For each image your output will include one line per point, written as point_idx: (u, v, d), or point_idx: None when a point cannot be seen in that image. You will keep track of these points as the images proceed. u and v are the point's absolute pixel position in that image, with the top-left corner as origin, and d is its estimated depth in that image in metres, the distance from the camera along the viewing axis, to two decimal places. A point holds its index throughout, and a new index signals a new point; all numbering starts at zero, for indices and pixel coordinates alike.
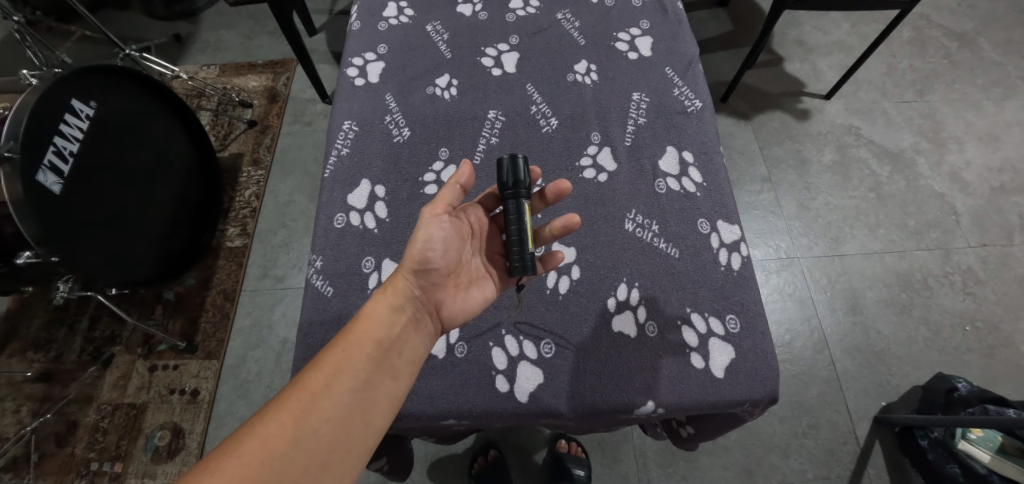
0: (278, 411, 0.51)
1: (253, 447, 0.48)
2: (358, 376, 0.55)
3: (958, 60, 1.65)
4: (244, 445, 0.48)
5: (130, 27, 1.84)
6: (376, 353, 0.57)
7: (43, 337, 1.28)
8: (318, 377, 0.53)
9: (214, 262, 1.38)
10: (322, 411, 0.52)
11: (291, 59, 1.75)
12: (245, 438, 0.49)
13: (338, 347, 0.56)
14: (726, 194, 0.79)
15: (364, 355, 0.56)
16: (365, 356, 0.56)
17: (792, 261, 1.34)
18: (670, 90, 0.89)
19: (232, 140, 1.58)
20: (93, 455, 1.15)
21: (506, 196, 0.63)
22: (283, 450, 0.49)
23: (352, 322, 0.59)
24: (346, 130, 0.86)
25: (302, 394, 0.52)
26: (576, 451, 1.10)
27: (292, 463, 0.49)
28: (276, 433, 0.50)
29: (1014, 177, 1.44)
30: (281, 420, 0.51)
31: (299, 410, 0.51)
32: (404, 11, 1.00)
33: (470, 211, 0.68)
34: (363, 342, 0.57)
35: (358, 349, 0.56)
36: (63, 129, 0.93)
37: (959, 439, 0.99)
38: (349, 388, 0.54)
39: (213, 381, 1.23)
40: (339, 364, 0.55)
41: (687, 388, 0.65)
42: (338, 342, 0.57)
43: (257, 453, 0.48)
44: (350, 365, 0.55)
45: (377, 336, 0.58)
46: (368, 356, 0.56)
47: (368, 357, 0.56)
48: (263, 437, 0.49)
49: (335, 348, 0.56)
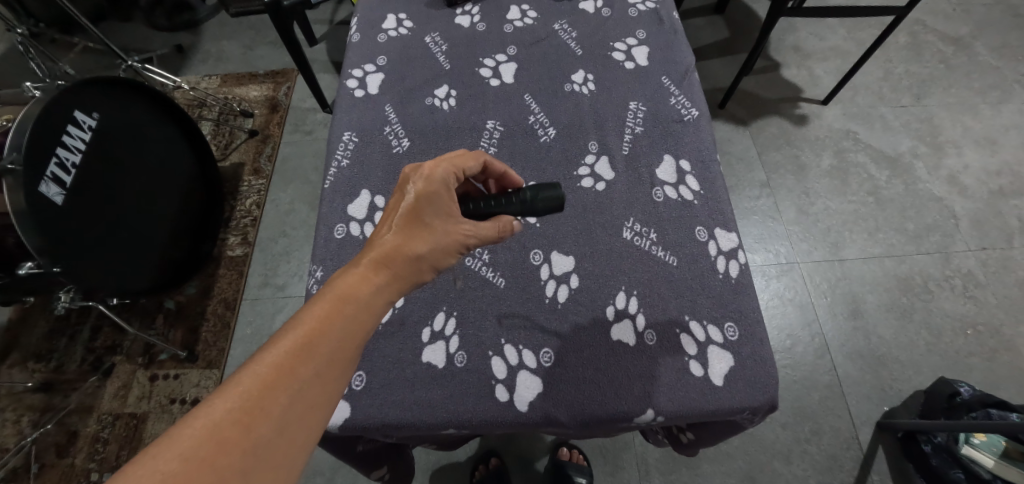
0: (228, 398, 0.35)
1: (188, 446, 0.33)
2: (344, 349, 0.41)
3: (953, 64, 1.67)
4: (178, 440, 0.33)
5: (133, 39, 1.86)
6: (367, 322, 0.44)
7: (44, 347, 1.28)
8: (306, 338, 0.40)
9: (215, 271, 1.39)
10: (297, 391, 0.38)
11: (291, 69, 1.77)
12: (175, 440, 0.33)
13: (311, 315, 0.41)
14: (724, 202, 0.80)
15: (347, 323, 0.42)
16: (353, 323, 0.43)
17: (792, 266, 1.35)
18: (667, 99, 0.89)
19: (233, 150, 1.59)
20: (93, 466, 1.15)
21: (522, 200, 0.59)
22: (237, 450, 0.34)
23: (343, 281, 0.44)
24: (346, 141, 0.87)
25: (267, 375, 0.37)
26: (577, 459, 1.10)
27: (254, 471, 0.34)
28: (225, 429, 0.34)
29: (1012, 180, 1.44)
30: (233, 403, 0.35)
31: (259, 398, 0.36)
32: (403, 23, 1.01)
33: (444, 186, 0.54)
34: (344, 306, 0.43)
35: (353, 312, 0.43)
36: (67, 141, 0.95)
37: (962, 443, 0.98)
38: (329, 362, 0.40)
39: (214, 390, 1.23)
40: (315, 337, 0.40)
41: (686, 396, 0.64)
42: (331, 301, 0.42)
43: (223, 429, 0.34)
44: (333, 333, 0.41)
45: (365, 300, 0.44)
46: (354, 325, 0.43)
47: (355, 327, 0.43)
48: (205, 436, 0.34)
49: (305, 315, 0.41)
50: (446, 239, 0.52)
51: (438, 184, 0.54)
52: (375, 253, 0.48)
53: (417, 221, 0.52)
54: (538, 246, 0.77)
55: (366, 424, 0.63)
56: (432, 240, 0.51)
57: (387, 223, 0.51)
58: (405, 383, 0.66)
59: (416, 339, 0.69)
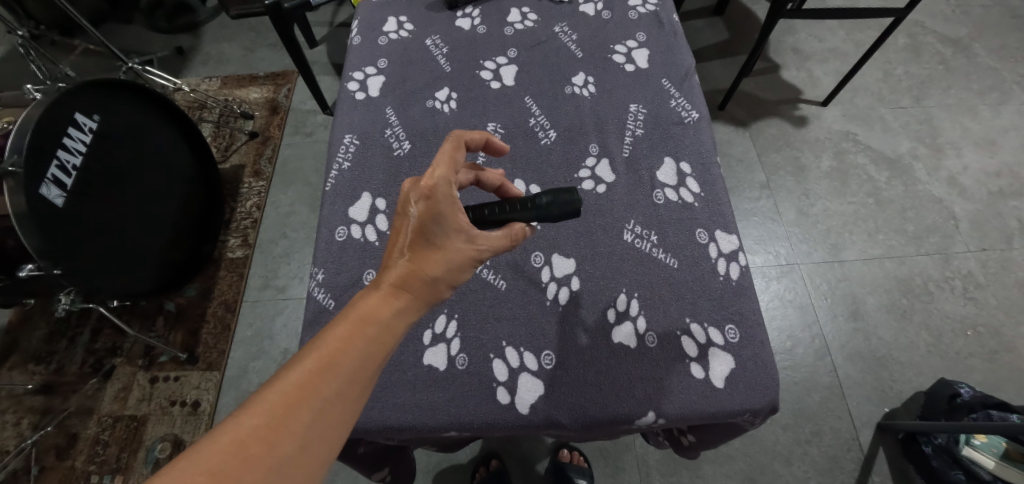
0: (252, 416, 0.37)
1: (212, 462, 0.34)
2: (364, 370, 0.42)
3: (952, 66, 1.67)
4: (204, 455, 0.35)
5: (133, 41, 1.86)
6: (387, 344, 0.44)
7: (44, 349, 1.28)
8: (326, 358, 0.40)
9: (215, 273, 1.39)
10: (318, 411, 0.39)
11: (292, 71, 1.77)
12: (202, 455, 0.35)
13: (334, 335, 0.42)
14: (725, 204, 0.80)
15: (368, 344, 0.43)
16: (374, 345, 0.43)
17: (792, 267, 1.35)
18: (667, 101, 0.90)
19: (233, 152, 1.59)
20: (93, 468, 1.15)
21: (538, 206, 0.59)
22: (260, 466, 0.36)
23: (363, 301, 0.45)
24: (347, 143, 0.87)
25: (290, 393, 0.38)
26: (578, 460, 1.10)
27: None
28: (249, 445, 0.36)
29: (1012, 181, 1.44)
30: (256, 420, 0.37)
31: (282, 416, 0.37)
32: (404, 25, 1.01)
33: (448, 199, 0.49)
34: (365, 327, 0.43)
35: (372, 334, 0.43)
36: (67, 143, 0.95)
37: (963, 445, 0.98)
38: (349, 383, 0.41)
39: (215, 392, 1.23)
40: (337, 357, 0.41)
41: (687, 399, 0.65)
42: (351, 322, 0.43)
43: (245, 445, 0.36)
44: (354, 355, 0.42)
45: (386, 322, 0.44)
46: (374, 347, 0.43)
47: (375, 348, 0.43)
48: (231, 450, 0.35)
49: (327, 336, 0.42)
50: (459, 257, 0.49)
51: (442, 200, 0.49)
52: (391, 277, 0.47)
53: (427, 241, 0.49)
54: (538, 248, 0.77)
55: (368, 426, 0.63)
56: (445, 260, 0.48)
57: (397, 247, 0.49)
58: (406, 385, 0.66)
59: (417, 342, 0.69)
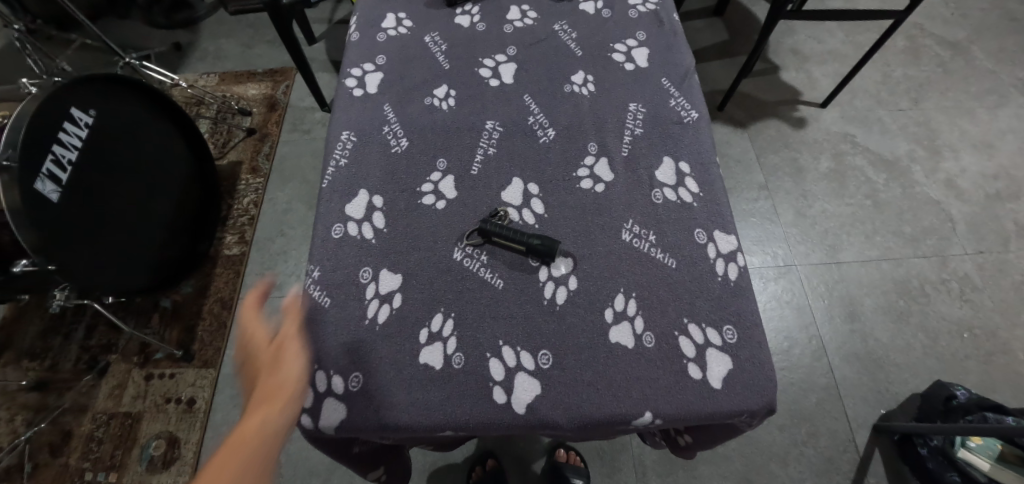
0: None
1: None
2: (253, 464, 0.53)
3: (951, 68, 1.67)
4: None
5: (130, 36, 1.85)
6: (269, 444, 0.56)
7: (39, 346, 1.27)
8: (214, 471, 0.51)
9: (211, 270, 1.38)
10: None
11: (290, 68, 1.76)
12: None
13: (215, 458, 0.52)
14: (724, 204, 0.80)
15: (247, 453, 0.54)
16: (256, 453, 0.54)
17: (789, 268, 1.35)
18: (666, 100, 0.89)
19: (230, 148, 1.59)
20: (87, 465, 1.14)
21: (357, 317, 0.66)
22: None
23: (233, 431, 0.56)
24: (344, 140, 0.87)
25: None
26: (574, 460, 1.10)
27: None
28: None
29: (1009, 184, 1.45)
30: None
31: None
32: (403, 22, 1.01)
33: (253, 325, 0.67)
34: (244, 438, 0.55)
35: (247, 441, 0.55)
36: (62, 137, 0.94)
37: (958, 447, 0.99)
38: None
39: (210, 390, 1.23)
40: (216, 480, 0.50)
41: (684, 399, 0.64)
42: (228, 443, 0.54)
43: None
44: (237, 469, 0.52)
45: (261, 428, 0.56)
46: (259, 447, 0.55)
47: (259, 453, 0.55)
48: None
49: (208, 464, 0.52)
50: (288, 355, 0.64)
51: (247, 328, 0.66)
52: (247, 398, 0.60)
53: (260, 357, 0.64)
54: None
55: (364, 425, 0.63)
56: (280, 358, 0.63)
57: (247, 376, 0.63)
58: (402, 384, 0.65)
59: (414, 340, 0.69)
